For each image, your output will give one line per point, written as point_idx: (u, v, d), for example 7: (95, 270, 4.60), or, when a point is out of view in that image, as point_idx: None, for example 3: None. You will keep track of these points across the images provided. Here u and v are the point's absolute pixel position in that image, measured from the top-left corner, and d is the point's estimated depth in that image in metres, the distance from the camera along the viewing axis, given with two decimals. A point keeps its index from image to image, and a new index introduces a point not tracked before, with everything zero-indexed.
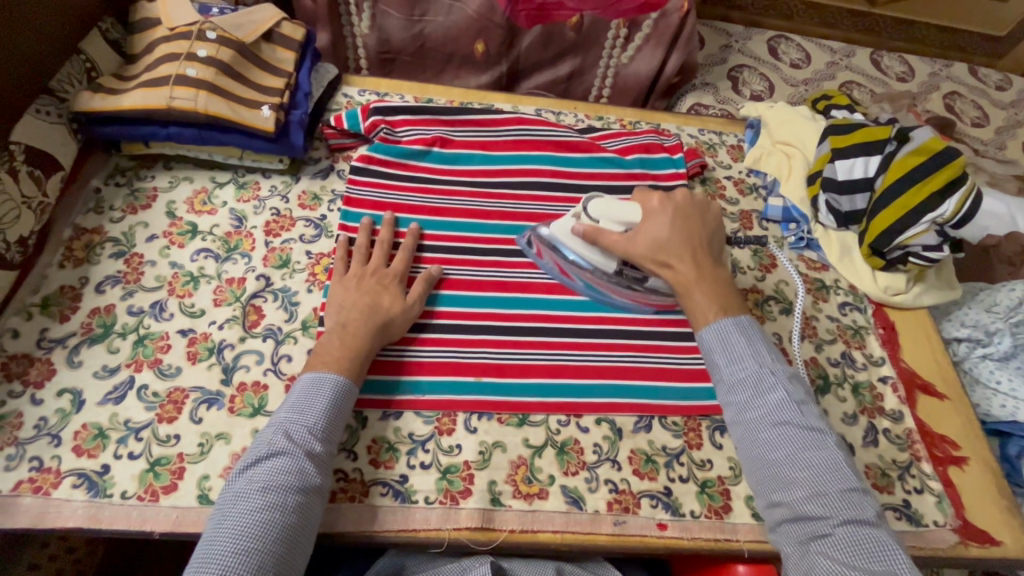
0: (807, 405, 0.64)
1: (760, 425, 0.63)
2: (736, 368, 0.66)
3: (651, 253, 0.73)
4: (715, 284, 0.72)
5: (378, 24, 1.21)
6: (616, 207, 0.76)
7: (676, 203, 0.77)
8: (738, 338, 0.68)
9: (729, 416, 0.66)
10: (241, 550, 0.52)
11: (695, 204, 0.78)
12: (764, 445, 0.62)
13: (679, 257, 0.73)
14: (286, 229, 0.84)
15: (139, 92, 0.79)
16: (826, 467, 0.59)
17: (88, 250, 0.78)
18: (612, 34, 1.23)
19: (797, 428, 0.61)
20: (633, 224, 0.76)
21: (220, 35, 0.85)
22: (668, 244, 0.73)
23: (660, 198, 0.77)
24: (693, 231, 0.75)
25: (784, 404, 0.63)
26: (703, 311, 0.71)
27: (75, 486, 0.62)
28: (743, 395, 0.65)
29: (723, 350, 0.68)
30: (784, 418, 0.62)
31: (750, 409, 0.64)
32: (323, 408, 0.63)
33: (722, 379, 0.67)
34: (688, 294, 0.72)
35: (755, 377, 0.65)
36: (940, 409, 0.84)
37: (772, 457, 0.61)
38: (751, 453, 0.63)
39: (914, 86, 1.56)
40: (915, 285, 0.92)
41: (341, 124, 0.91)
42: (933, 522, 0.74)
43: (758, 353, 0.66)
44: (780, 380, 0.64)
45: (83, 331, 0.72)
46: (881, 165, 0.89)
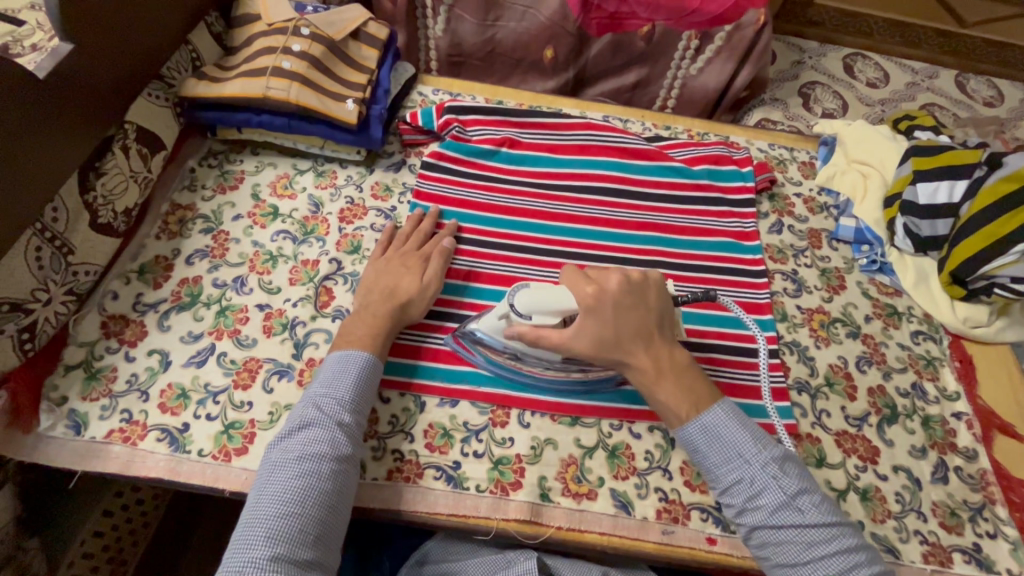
0: (803, 495, 0.60)
1: (762, 529, 0.60)
2: (727, 469, 0.63)
3: (601, 352, 0.66)
4: (681, 377, 0.67)
5: (452, 28, 1.26)
6: (546, 299, 0.66)
7: (613, 293, 0.67)
8: (721, 433, 0.64)
9: (731, 517, 0.63)
10: (282, 514, 0.55)
11: (634, 288, 0.68)
12: (774, 547, 0.59)
13: (633, 354, 0.66)
14: (358, 217, 0.88)
15: (239, 82, 0.85)
16: (839, 557, 0.57)
17: (181, 224, 0.84)
18: (682, 46, 1.23)
19: (803, 529, 0.58)
20: (569, 313, 0.66)
21: (312, 32, 0.90)
22: (616, 342, 0.65)
23: (595, 288, 0.67)
24: (640, 320, 0.67)
25: (781, 506, 0.59)
26: (675, 409, 0.66)
27: (159, 440, 0.67)
28: (740, 498, 0.61)
29: (712, 450, 0.64)
30: (787, 521, 0.59)
31: (748, 514, 0.61)
32: (350, 381, 0.65)
33: (717, 479, 0.64)
34: (652, 394, 0.66)
35: (746, 479, 0.61)
36: (1021, 451, 0.78)
37: (784, 561, 0.59)
38: (760, 554, 0.61)
39: (1002, 112, 1.47)
40: (998, 319, 0.87)
41: (416, 121, 0.94)
42: (1006, 569, 0.69)
43: (746, 446, 0.63)
44: (771, 473, 0.61)
45: (173, 298, 0.77)
46: (968, 191, 0.85)
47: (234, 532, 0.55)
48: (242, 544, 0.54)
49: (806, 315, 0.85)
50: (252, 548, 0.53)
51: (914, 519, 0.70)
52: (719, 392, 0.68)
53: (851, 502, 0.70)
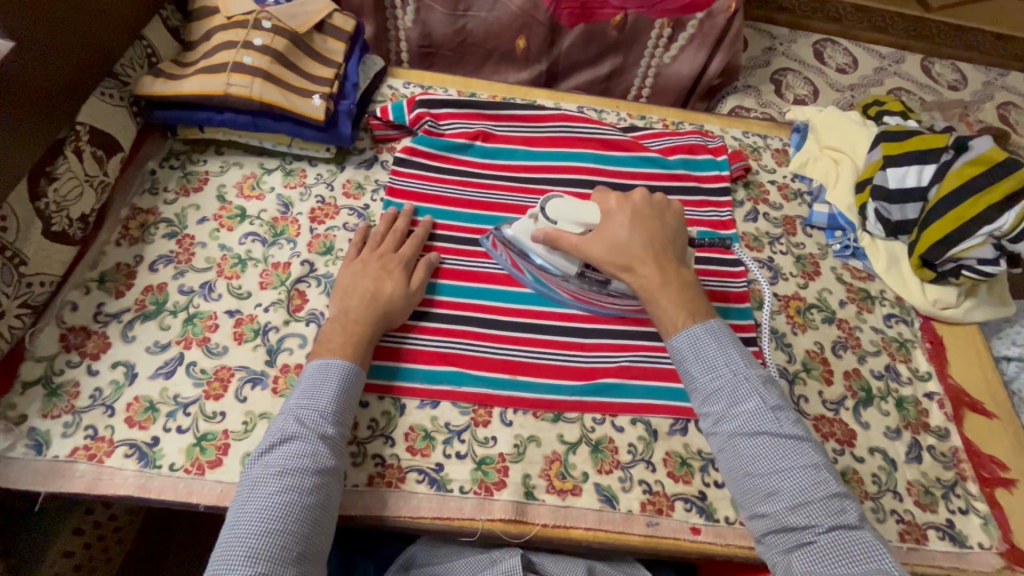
0: (782, 412, 0.61)
1: (737, 437, 0.61)
2: (711, 377, 0.64)
3: (611, 255, 0.70)
4: (681, 290, 0.69)
5: (422, 19, 1.23)
6: (576, 209, 0.73)
7: (634, 204, 0.73)
8: (708, 342, 0.65)
9: (707, 429, 0.64)
10: (262, 531, 0.53)
11: (653, 205, 0.74)
12: (746, 458, 0.60)
13: (639, 261, 0.69)
14: (330, 217, 0.85)
15: (198, 78, 0.82)
16: (808, 471, 0.58)
17: (143, 229, 0.81)
18: (655, 34, 1.22)
19: (778, 437, 0.60)
20: (591, 225, 0.72)
21: (274, 25, 0.86)
22: (628, 246, 0.70)
23: (619, 198, 0.74)
24: (655, 232, 0.72)
25: (758, 414, 0.61)
26: (670, 315, 0.68)
27: (128, 456, 0.65)
28: (720, 405, 0.63)
29: (699, 358, 0.65)
30: (760, 429, 0.60)
31: (727, 421, 0.62)
32: (332, 391, 0.64)
33: (698, 387, 0.65)
34: (652, 299, 0.69)
35: (729, 388, 0.63)
36: (989, 428, 0.81)
37: (751, 469, 0.60)
38: (729, 464, 0.61)
39: (966, 95, 1.50)
40: (967, 300, 0.89)
41: (387, 115, 0.92)
42: (978, 544, 0.71)
43: (734, 358, 0.64)
44: (755, 386, 0.62)
45: (137, 307, 0.74)
46: (936, 174, 0.87)
47: (213, 554, 0.54)
48: (221, 566, 0.52)
49: (782, 302, 0.86)
50: (231, 570, 0.51)
51: (890, 499, 0.72)
52: (717, 314, 0.70)
53: None
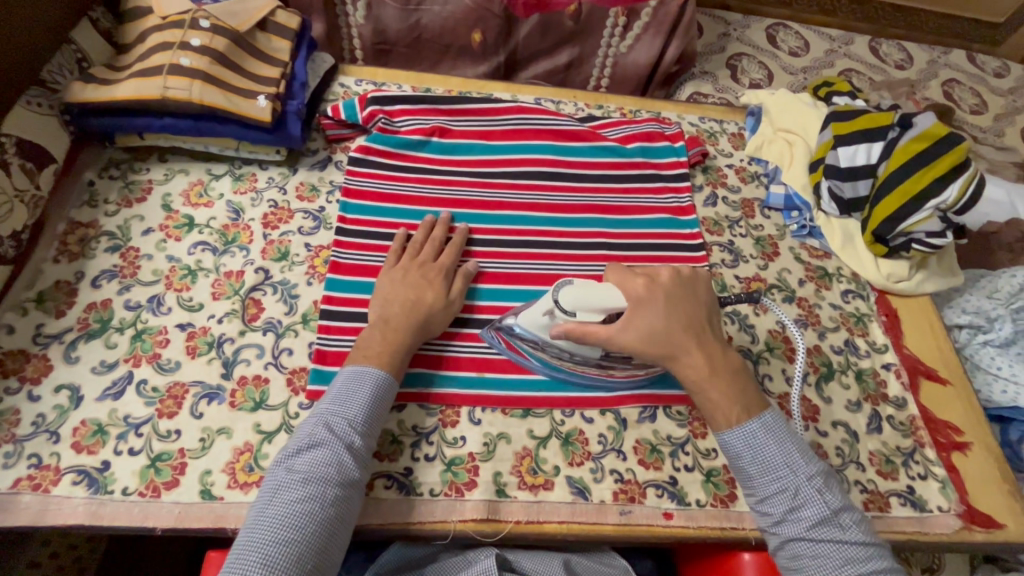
0: (844, 514, 0.60)
1: (798, 541, 0.59)
2: (770, 480, 0.61)
3: (649, 346, 0.65)
4: (731, 379, 0.66)
5: (374, 15, 1.20)
6: (594, 294, 0.66)
7: (663, 285, 0.69)
8: (766, 441, 0.62)
9: (765, 525, 0.62)
10: (281, 540, 0.51)
11: (682, 282, 0.71)
12: (807, 561, 0.58)
13: (684, 350, 0.66)
14: (284, 221, 0.83)
15: (132, 83, 0.78)
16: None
17: (83, 244, 0.77)
18: (611, 23, 1.22)
19: (844, 543, 0.58)
20: (616, 310, 0.66)
21: (213, 24, 0.83)
22: (667, 337, 0.65)
23: (644, 280, 0.69)
24: (688, 314, 0.68)
25: (823, 521, 0.59)
26: (722, 409, 0.64)
27: (76, 483, 0.62)
28: (780, 508, 0.61)
29: (755, 460, 0.62)
30: (826, 536, 0.58)
31: (787, 525, 0.60)
32: (364, 401, 0.62)
33: (755, 488, 0.63)
34: (702, 392, 0.66)
35: (790, 489, 0.60)
36: (943, 394, 0.84)
37: (815, 574, 0.58)
38: (788, 565, 0.60)
39: (912, 74, 1.55)
40: (918, 273, 0.91)
41: (338, 115, 0.89)
42: (937, 507, 0.74)
43: (793, 459, 0.62)
44: (817, 487, 0.60)
45: (80, 326, 0.71)
46: (884, 151, 0.89)
47: (227, 559, 0.52)
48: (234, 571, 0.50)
49: (744, 284, 0.87)
50: None
51: (853, 470, 0.74)
52: (767, 400, 0.66)
53: None
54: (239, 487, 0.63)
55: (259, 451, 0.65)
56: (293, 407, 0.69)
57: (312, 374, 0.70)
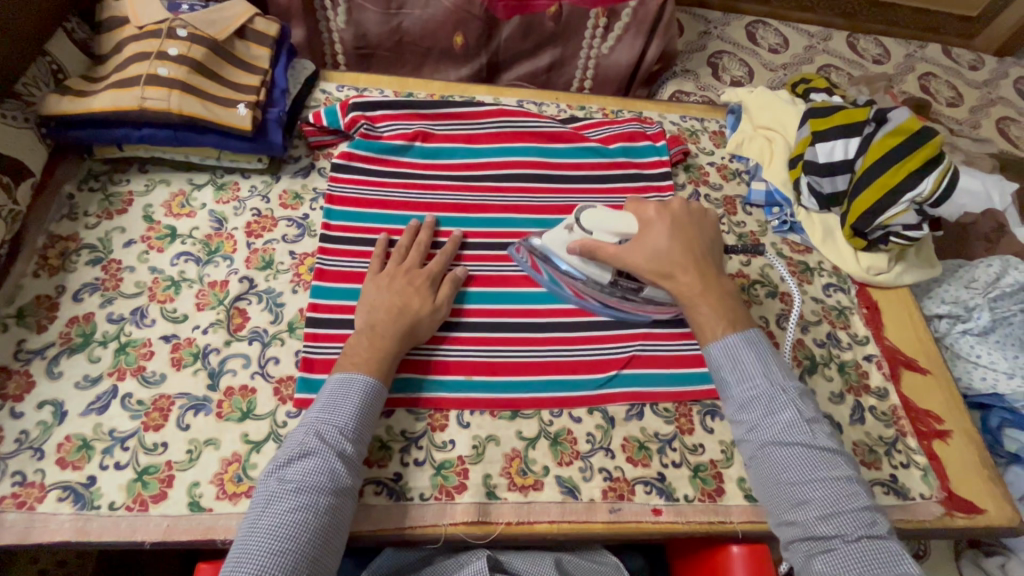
0: (818, 424, 0.62)
1: (771, 447, 0.61)
2: (746, 386, 0.65)
3: (652, 264, 0.71)
4: (721, 297, 0.70)
5: (355, 20, 1.19)
6: (610, 219, 0.73)
7: (672, 211, 0.75)
8: (747, 353, 0.66)
9: (740, 435, 0.65)
10: (276, 550, 0.51)
11: (691, 212, 0.76)
12: (777, 466, 0.61)
13: (682, 269, 0.70)
14: (268, 230, 0.82)
15: (109, 93, 0.77)
16: (841, 483, 0.58)
17: (64, 258, 0.76)
18: (591, 24, 1.23)
19: (811, 448, 0.60)
20: (628, 234, 0.73)
21: (191, 33, 0.82)
22: (668, 255, 0.71)
23: (656, 206, 0.75)
24: (691, 239, 0.73)
25: (795, 425, 0.61)
26: (710, 325, 0.69)
27: (61, 500, 0.61)
28: (756, 413, 0.63)
29: (736, 368, 0.66)
30: (795, 439, 0.60)
31: (761, 430, 0.63)
32: (354, 408, 0.62)
33: (733, 397, 0.66)
34: (693, 306, 0.70)
35: (765, 397, 0.63)
36: (923, 384, 0.85)
37: (784, 479, 0.60)
38: (761, 473, 0.62)
39: (889, 69, 1.57)
40: (897, 264, 0.93)
41: (320, 121, 0.90)
42: (920, 495, 0.75)
43: (771, 371, 0.65)
44: (792, 397, 0.63)
45: (62, 341, 0.70)
46: (860, 147, 0.90)
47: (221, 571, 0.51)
48: None
49: None
50: None
51: None
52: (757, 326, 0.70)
53: None
54: (228, 498, 0.63)
55: (247, 461, 0.65)
56: (281, 416, 0.68)
57: (299, 383, 0.70)
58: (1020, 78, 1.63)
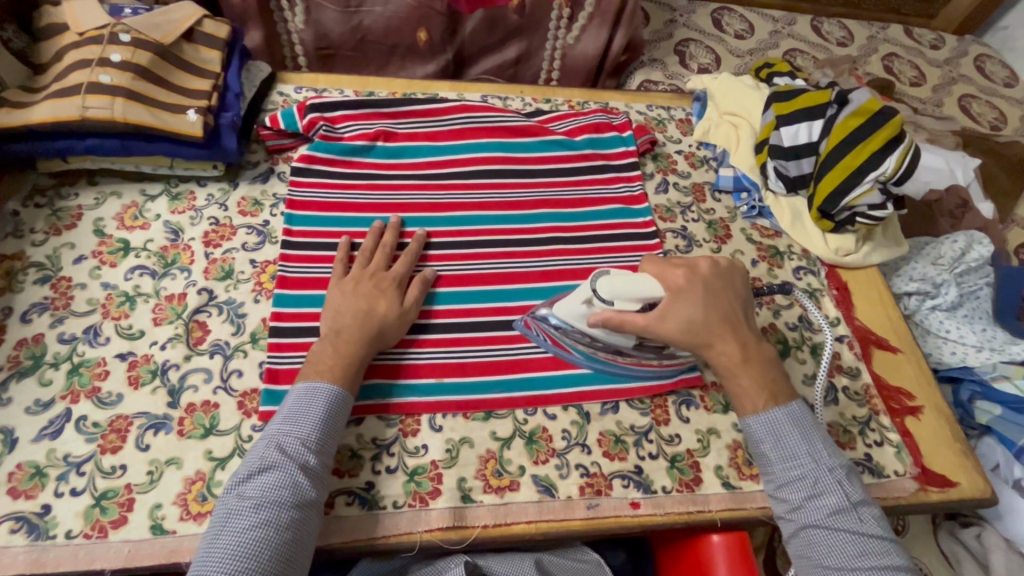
0: (864, 508, 0.61)
1: (814, 528, 0.60)
2: (789, 465, 0.64)
3: (690, 335, 0.68)
4: (763, 367, 0.68)
5: (313, 19, 1.16)
6: (631, 285, 0.67)
7: (704, 275, 0.71)
8: (790, 429, 0.65)
9: (780, 513, 0.64)
10: (236, 571, 0.50)
11: (723, 272, 0.73)
12: (820, 549, 0.60)
13: (721, 339, 0.68)
14: (227, 238, 0.80)
15: (49, 104, 0.74)
16: (888, 572, 0.57)
17: (10, 277, 0.73)
18: (556, 15, 1.21)
19: (857, 535, 0.59)
20: (653, 299, 0.68)
21: (135, 37, 0.79)
22: (706, 326, 0.68)
23: (686, 271, 0.70)
24: (726, 306, 0.70)
25: (842, 509, 0.60)
26: (749, 396, 0.67)
27: (14, 531, 0.58)
28: (799, 494, 0.62)
29: (775, 443, 0.65)
30: (843, 524, 0.59)
31: (803, 511, 0.62)
32: (317, 418, 0.60)
33: (774, 473, 0.65)
34: (733, 376, 0.68)
35: (810, 476, 0.62)
36: (894, 361, 0.86)
37: (827, 563, 0.59)
38: (803, 554, 0.61)
39: (853, 51, 1.59)
40: (865, 245, 0.93)
41: (277, 124, 0.87)
42: (894, 472, 0.76)
43: (813, 447, 0.64)
44: (837, 477, 0.62)
45: (11, 364, 0.67)
46: (824, 129, 0.90)
47: None
48: None
49: None
50: None
51: None
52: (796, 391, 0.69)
53: None
54: (192, 518, 0.61)
55: (211, 479, 0.63)
56: (246, 430, 0.66)
57: (263, 395, 0.68)
58: (980, 55, 1.66)
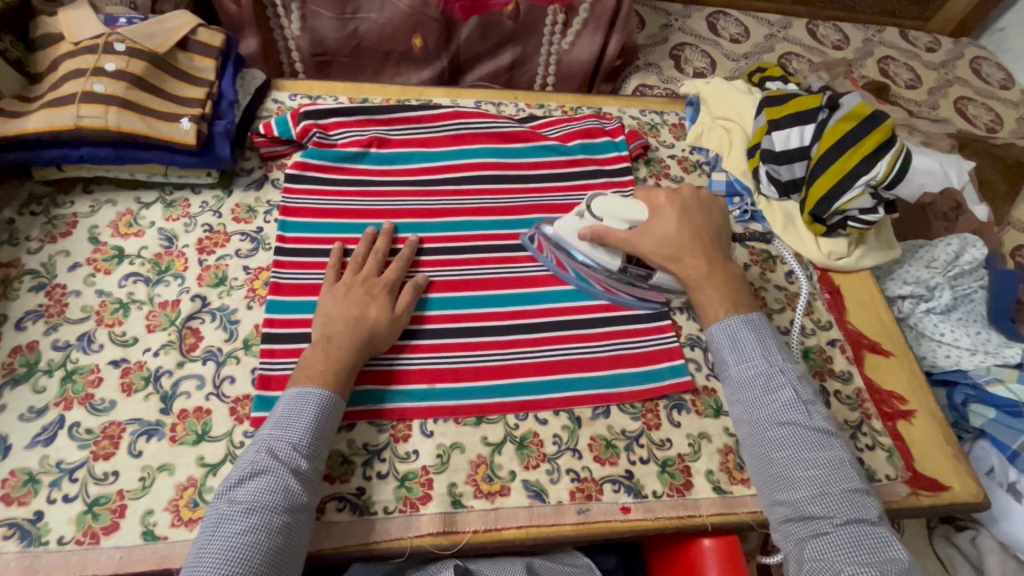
0: (813, 405, 0.64)
1: (764, 423, 0.63)
2: (744, 366, 0.67)
3: (661, 247, 0.74)
4: (727, 281, 0.73)
5: (309, 26, 1.17)
6: (620, 206, 0.77)
7: (683, 198, 0.77)
8: (749, 334, 0.68)
9: (737, 413, 0.67)
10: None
11: (702, 200, 0.79)
12: (768, 443, 0.63)
13: (690, 252, 0.73)
14: (221, 245, 0.80)
15: (44, 113, 0.74)
16: (833, 464, 0.60)
17: (5, 285, 0.73)
18: (550, 20, 1.22)
19: (805, 429, 0.61)
20: (636, 221, 0.76)
21: (129, 46, 0.80)
22: (677, 239, 0.74)
23: (666, 193, 0.78)
24: (699, 226, 0.76)
25: (791, 404, 0.63)
26: (711, 306, 0.72)
27: (7, 538, 0.59)
28: (753, 392, 0.65)
29: (733, 347, 0.68)
30: (791, 417, 0.62)
31: (755, 408, 0.65)
32: (308, 423, 0.61)
33: (731, 376, 0.68)
34: (699, 288, 0.73)
35: (763, 376, 0.66)
36: (887, 365, 0.86)
37: (775, 455, 0.62)
38: (753, 449, 0.64)
39: (849, 54, 1.59)
40: (857, 248, 0.93)
41: (271, 131, 0.87)
42: (886, 475, 0.76)
43: (768, 351, 0.67)
44: (788, 377, 0.65)
45: (5, 371, 0.67)
46: (815, 133, 0.90)
47: None
48: None
49: None
50: None
51: None
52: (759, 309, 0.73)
53: None
54: (183, 524, 0.61)
55: (203, 485, 0.63)
56: (238, 437, 0.67)
57: (256, 401, 0.68)
58: (976, 58, 1.66)
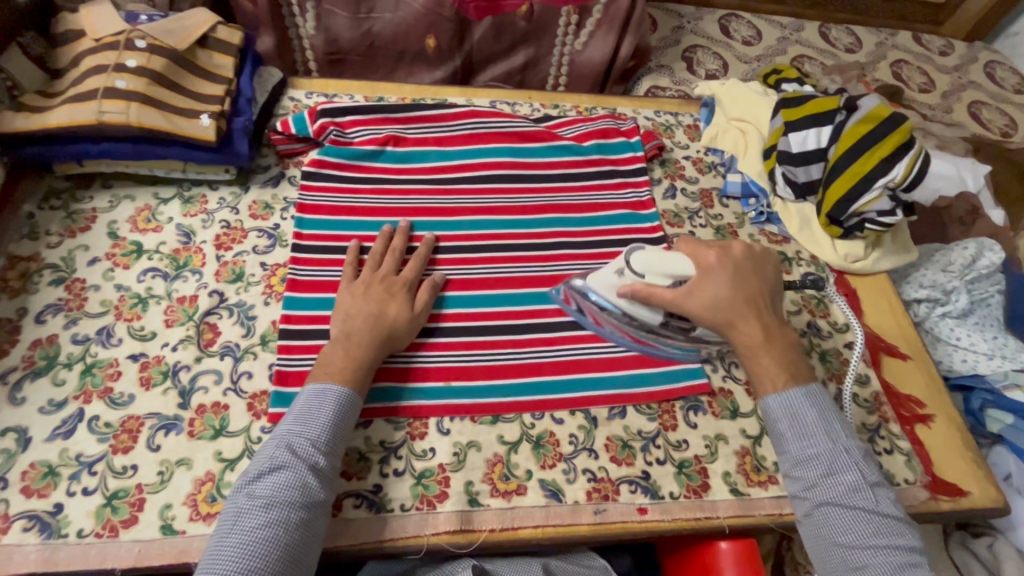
0: (880, 488, 0.61)
1: (828, 506, 0.60)
2: (806, 444, 0.63)
3: (714, 312, 0.69)
4: (784, 350, 0.69)
5: (324, 25, 1.18)
6: (663, 262, 0.71)
7: (734, 257, 0.73)
8: (808, 408, 0.65)
9: (794, 491, 0.64)
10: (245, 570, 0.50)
11: (753, 256, 0.75)
12: (833, 526, 0.60)
13: (743, 317, 0.69)
14: (238, 241, 0.81)
15: (66, 108, 0.75)
16: (903, 552, 0.57)
17: (25, 279, 0.74)
18: (564, 21, 1.22)
19: (874, 515, 0.58)
20: (682, 276, 0.71)
21: (150, 43, 0.81)
22: (731, 304, 0.69)
23: (716, 252, 0.73)
24: (753, 289, 0.71)
25: (858, 487, 0.60)
26: (769, 376, 0.68)
27: (27, 530, 0.59)
28: (816, 472, 0.62)
29: (792, 424, 0.65)
30: (857, 501, 0.59)
31: (817, 489, 0.62)
32: (326, 420, 0.61)
33: (789, 452, 0.64)
34: (755, 358, 0.69)
35: (826, 455, 0.62)
36: (904, 369, 0.86)
37: (841, 540, 0.59)
38: (816, 532, 0.61)
39: (862, 57, 1.59)
40: (874, 251, 0.93)
41: (288, 129, 0.87)
42: (904, 480, 0.75)
43: (830, 427, 0.64)
44: (853, 457, 0.62)
45: (26, 364, 0.68)
46: (833, 134, 0.90)
47: None
48: None
49: None
50: None
51: None
52: (818, 377, 0.69)
53: (765, 446, 0.74)
54: (201, 518, 0.61)
55: (221, 480, 0.63)
56: (255, 432, 0.67)
57: (273, 396, 0.69)
58: (990, 62, 1.65)
